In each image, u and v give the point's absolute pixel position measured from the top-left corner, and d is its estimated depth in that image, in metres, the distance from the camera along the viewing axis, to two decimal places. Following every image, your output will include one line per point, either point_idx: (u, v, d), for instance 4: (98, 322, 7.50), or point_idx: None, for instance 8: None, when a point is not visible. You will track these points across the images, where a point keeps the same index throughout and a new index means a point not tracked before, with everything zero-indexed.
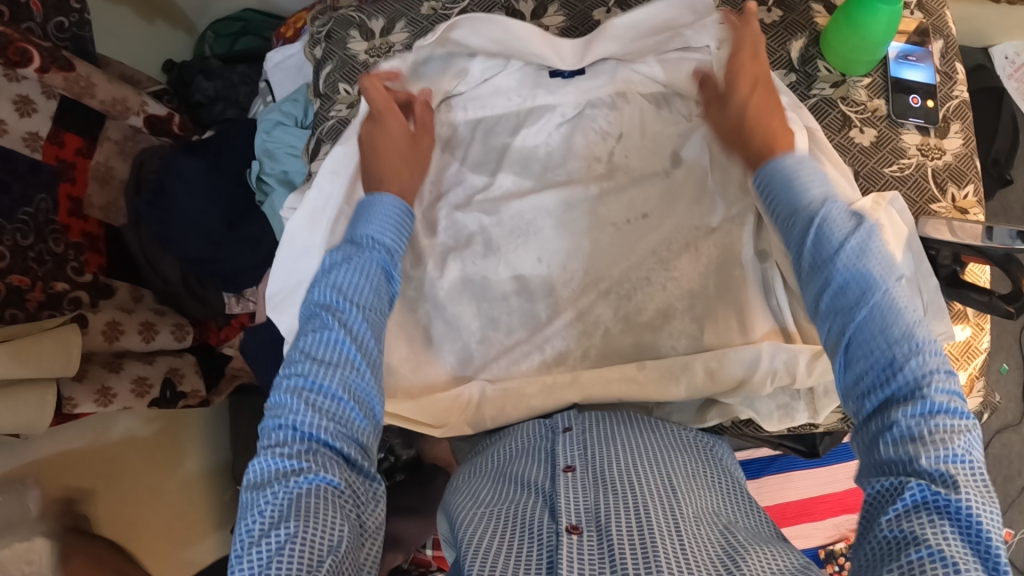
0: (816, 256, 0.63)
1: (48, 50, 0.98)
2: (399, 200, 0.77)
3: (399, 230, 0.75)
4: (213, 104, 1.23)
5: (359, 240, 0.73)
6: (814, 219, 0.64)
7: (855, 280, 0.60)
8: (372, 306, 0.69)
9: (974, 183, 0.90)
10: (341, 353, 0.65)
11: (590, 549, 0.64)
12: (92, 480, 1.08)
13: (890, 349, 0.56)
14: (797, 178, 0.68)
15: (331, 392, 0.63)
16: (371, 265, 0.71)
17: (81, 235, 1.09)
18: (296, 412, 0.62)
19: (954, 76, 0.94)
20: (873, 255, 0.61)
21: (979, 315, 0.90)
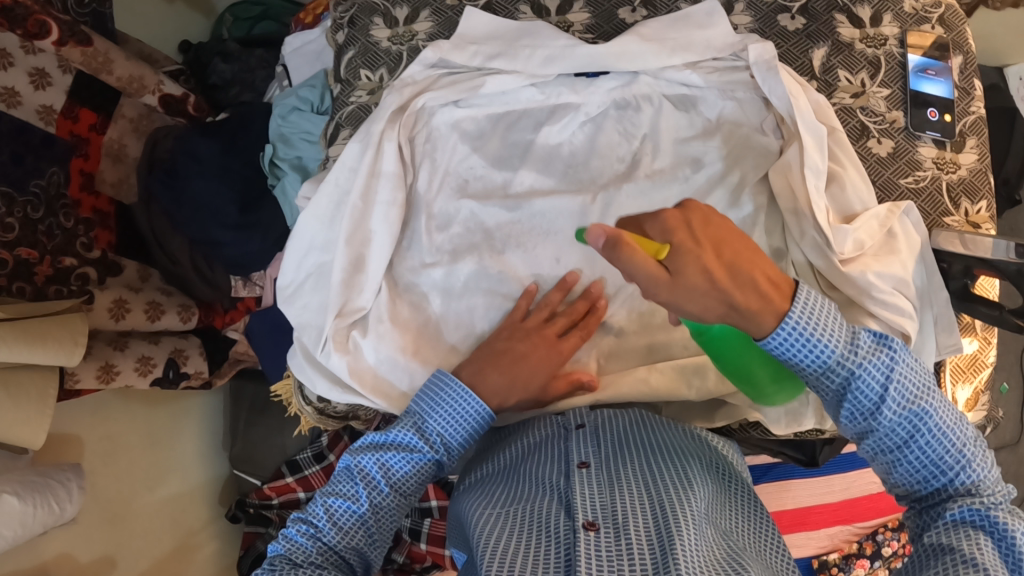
0: (836, 386, 0.64)
1: (67, 23, 0.96)
2: (479, 404, 0.77)
3: (465, 434, 0.77)
4: (229, 86, 1.22)
5: (423, 428, 0.76)
6: (857, 368, 0.63)
7: (908, 420, 0.63)
8: (406, 494, 0.75)
9: (986, 199, 0.91)
10: (355, 520, 0.73)
11: (607, 545, 0.65)
12: (93, 458, 1.08)
13: (919, 423, 0.63)
14: (806, 321, 0.62)
15: (341, 553, 0.72)
16: (420, 461, 0.75)
17: (91, 211, 1.08)
18: (304, 551, 0.70)
19: (972, 92, 0.94)
20: (915, 386, 0.63)
21: (987, 329, 0.90)
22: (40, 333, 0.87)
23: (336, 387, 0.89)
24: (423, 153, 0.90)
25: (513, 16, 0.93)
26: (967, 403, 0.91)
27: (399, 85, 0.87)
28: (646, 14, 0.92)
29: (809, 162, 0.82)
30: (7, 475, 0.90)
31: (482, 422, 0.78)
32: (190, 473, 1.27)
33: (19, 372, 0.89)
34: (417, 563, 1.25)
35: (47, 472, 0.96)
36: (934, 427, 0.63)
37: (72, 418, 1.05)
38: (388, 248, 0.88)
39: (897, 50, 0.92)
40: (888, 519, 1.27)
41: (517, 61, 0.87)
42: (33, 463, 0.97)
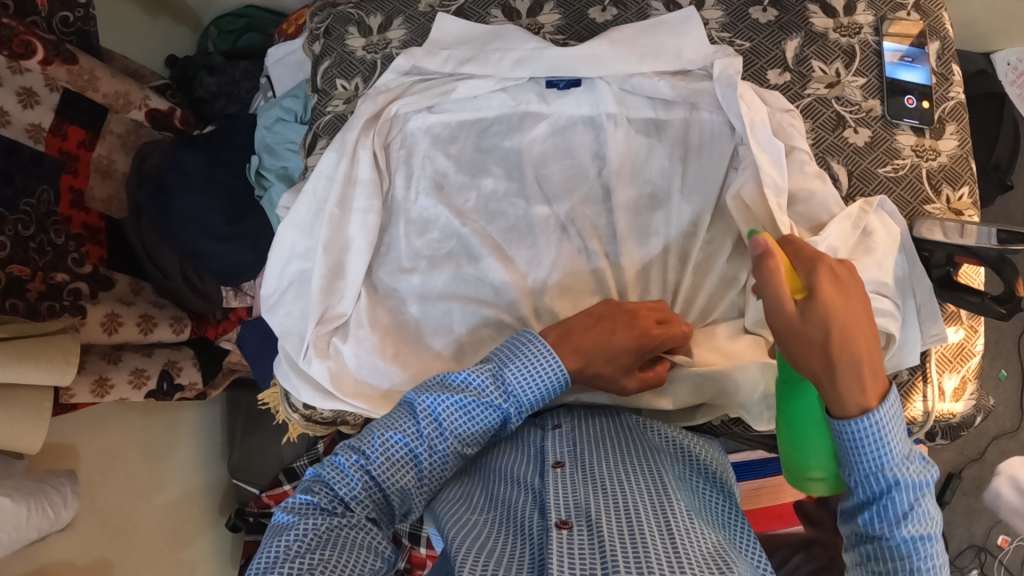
0: (868, 488, 0.59)
1: (52, 43, 0.99)
2: (560, 365, 0.72)
3: (540, 390, 0.72)
4: (215, 99, 1.24)
5: (500, 377, 0.71)
6: (897, 472, 0.58)
7: (917, 545, 0.57)
8: (467, 444, 0.71)
9: (968, 185, 0.90)
10: (407, 460, 0.69)
11: (580, 542, 0.65)
12: (91, 472, 1.09)
13: (924, 561, 0.57)
14: (883, 423, 0.58)
15: (385, 494, 0.69)
16: (487, 412, 0.70)
17: (82, 227, 1.10)
18: (348, 485, 0.68)
19: (951, 78, 0.93)
20: (932, 521, 0.59)
21: (973, 317, 0.89)
22: (35, 356, 0.89)
23: (320, 391, 0.90)
24: (399, 161, 0.91)
25: (484, 21, 0.93)
26: (955, 393, 0.89)
27: (373, 94, 0.88)
28: (616, 13, 0.92)
29: (768, 180, 0.82)
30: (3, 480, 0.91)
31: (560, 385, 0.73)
32: (188, 486, 1.28)
33: (15, 387, 0.90)
34: (417, 566, 1.27)
35: (43, 478, 0.97)
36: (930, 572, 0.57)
37: (70, 430, 1.07)
38: (366, 254, 0.89)
39: (872, 38, 0.92)
40: None
41: (488, 64, 0.88)
42: (29, 470, 0.98)
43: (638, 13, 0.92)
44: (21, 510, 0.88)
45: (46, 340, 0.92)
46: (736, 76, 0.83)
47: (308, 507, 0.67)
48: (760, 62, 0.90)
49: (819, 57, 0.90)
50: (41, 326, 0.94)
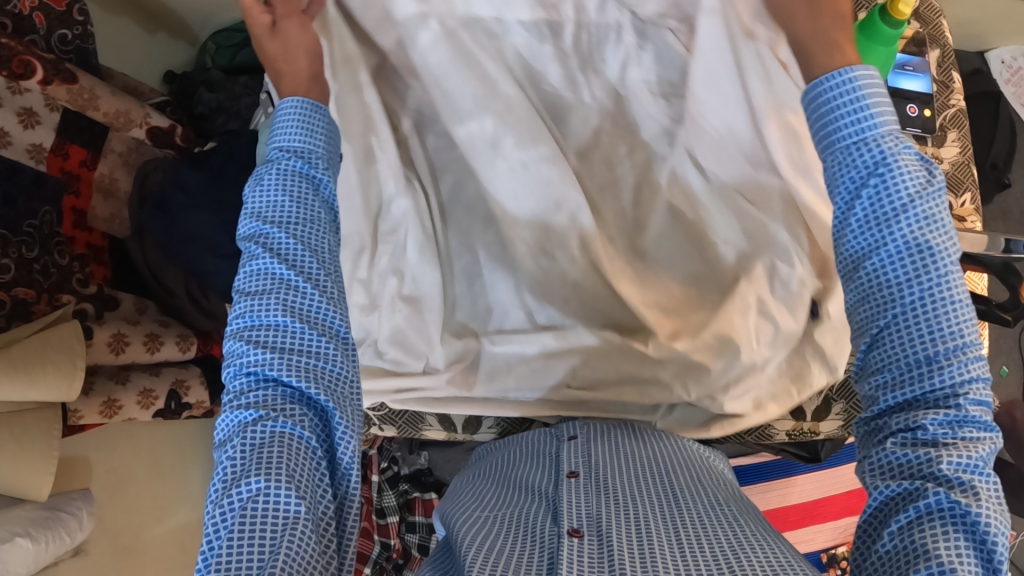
0: (853, 176, 0.58)
1: (51, 62, 0.98)
2: (302, 100, 0.71)
3: (309, 129, 0.71)
4: (216, 115, 1.21)
5: (271, 152, 0.71)
6: (883, 166, 0.57)
7: (913, 251, 0.55)
8: (305, 222, 0.69)
9: (971, 191, 0.92)
10: (273, 277, 0.66)
11: (590, 551, 0.66)
12: (101, 493, 1.11)
13: (936, 290, 0.55)
14: (861, 97, 0.58)
15: (278, 326, 0.65)
16: (287, 174, 0.69)
17: (85, 247, 1.10)
18: (246, 350, 0.65)
19: (952, 85, 0.94)
20: (938, 223, 0.56)
21: (977, 322, 0.91)
22: (40, 364, 0.89)
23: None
24: None
25: None
26: None
27: None
28: None
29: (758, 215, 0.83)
30: (15, 513, 0.93)
31: (325, 119, 0.72)
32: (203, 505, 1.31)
33: (26, 413, 0.92)
34: None
35: (56, 503, 1.00)
36: (948, 462, 0.53)
37: (84, 454, 1.09)
38: None
39: None
40: None
41: None
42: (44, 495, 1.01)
43: None
44: (38, 545, 0.92)
45: (47, 330, 0.93)
46: None
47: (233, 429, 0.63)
48: None
49: None
50: (42, 319, 0.95)
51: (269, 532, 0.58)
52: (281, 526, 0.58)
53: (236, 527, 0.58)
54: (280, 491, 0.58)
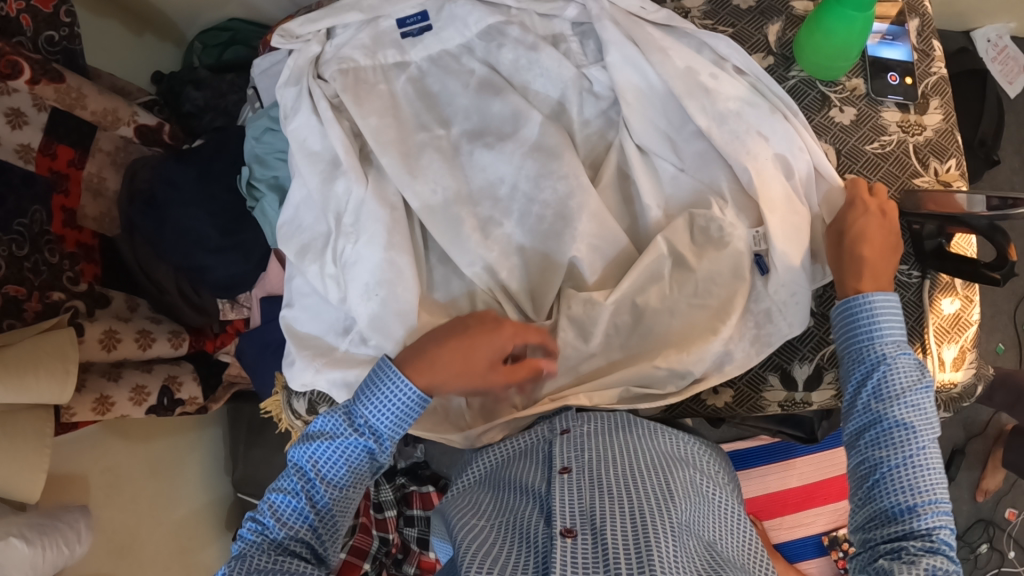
0: (866, 366, 0.76)
1: (38, 62, 0.98)
2: (410, 387, 0.78)
3: (396, 418, 0.79)
4: (203, 113, 1.22)
5: (355, 416, 0.80)
6: (889, 362, 0.74)
7: (901, 427, 0.72)
8: (344, 485, 0.81)
9: (955, 158, 0.91)
10: (322, 467, 0.81)
11: (583, 552, 0.71)
12: (98, 493, 1.11)
13: (916, 456, 0.71)
14: (880, 314, 0.76)
15: (317, 478, 0.81)
16: (363, 414, 0.79)
17: (76, 245, 1.10)
18: (296, 464, 0.82)
19: (932, 53, 0.95)
20: (922, 411, 0.73)
21: (967, 287, 0.90)
22: (33, 371, 0.89)
23: (316, 362, 0.94)
24: None
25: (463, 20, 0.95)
26: (954, 362, 0.90)
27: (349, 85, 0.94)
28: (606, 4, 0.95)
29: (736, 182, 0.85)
30: (13, 517, 0.92)
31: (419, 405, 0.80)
32: (198, 502, 1.31)
33: (19, 412, 0.92)
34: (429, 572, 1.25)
35: (56, 515, 0.99)
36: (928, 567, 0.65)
37: (77, 452, 1.08)
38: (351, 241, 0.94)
39: None
40: None
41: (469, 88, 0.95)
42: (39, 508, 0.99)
43: None
44: (35, 548, 0.91)
45: (40, 338, 0.93)
46: (709, 82, 0.87)
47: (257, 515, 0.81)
48: (742, 46, 0.93)
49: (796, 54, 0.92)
50: (34, 327, 0.95)
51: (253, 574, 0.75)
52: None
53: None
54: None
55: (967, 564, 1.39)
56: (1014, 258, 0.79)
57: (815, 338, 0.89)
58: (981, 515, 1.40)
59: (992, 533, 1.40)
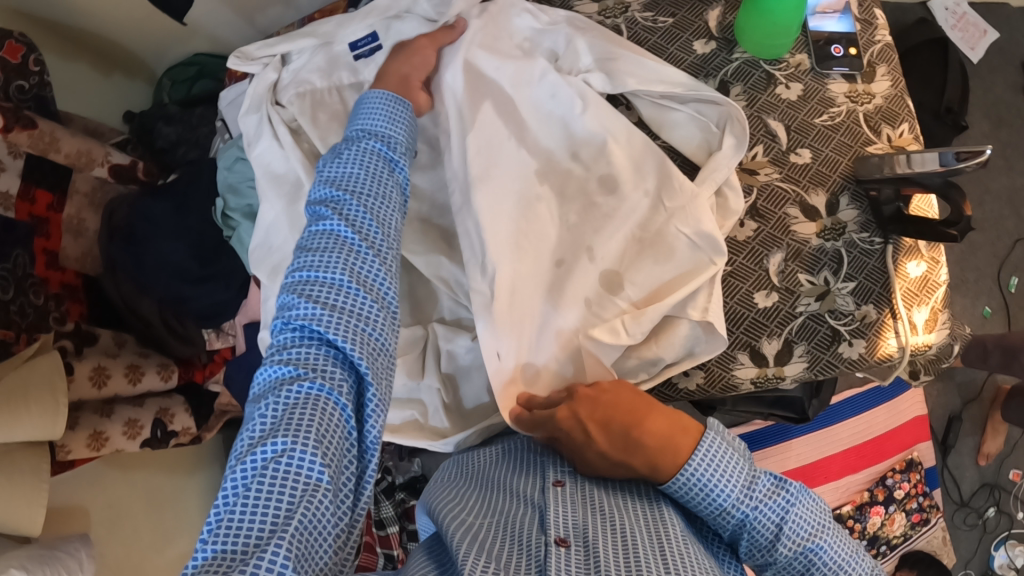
0: (733, 530, 0.69)
1: (11, 110, 1.01)
2: (391, 94, 0.79)
3: (393, 118, 0.77)
4: (176, 147, 1.27)
5: (363, 133, 0.76)
6: (752, 513, 0.68)
7: (800, 554, 0.68)
8: (378, 207, 0.72)
9: (908, 122, 0.92)
10: (342, 237, 0.68)
11: (577, 561, 0.66)
12: (100, 527, 1.12)
13: (831, 563, 0.68)
14: (698, 479, 0.69)
15: (346, 236, 0.68)
16: (365, 151, 0.74)
17: (60, 286, 1.12)
18: (319, 230, 0.69)
19: (875, 22, 0.96)
20: (807, 523, 0.68)
21: (932, 249, 0.90)
22: (23, 402, 0.91)
23: None
24: None
25: None
26: (926, 324, 0.89)
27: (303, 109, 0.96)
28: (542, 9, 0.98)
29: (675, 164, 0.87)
30: (13, 551, 0.93)
31: (405, 108, 0.79)
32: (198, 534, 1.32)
33: (15, 451, 0.93)
34: None
35: (55, 545, 1.00)
36: None
37: (76, 487, 1.10)
38: None
39: None
40: (895, 462, 1.29)
41: None
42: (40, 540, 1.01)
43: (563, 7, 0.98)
44: None
45: (27, 364, 0.95)
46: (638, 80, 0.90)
47: (285, 356, 0.64)
48: (685, 34, 0.95)
49: (740, 43, 0.94)
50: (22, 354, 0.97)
51: (291, 494, 0.57)
52: (301, 491, 0.58)
53: (261, 480, 0.57)
54: (308, 453, 0.58)
55: (977, 530, 1.42)
56: (969, 213, 0.79)
57: (781, 313, 0.88)
58: (986, 480, 1.43)
59: (999, 496, 1.42)
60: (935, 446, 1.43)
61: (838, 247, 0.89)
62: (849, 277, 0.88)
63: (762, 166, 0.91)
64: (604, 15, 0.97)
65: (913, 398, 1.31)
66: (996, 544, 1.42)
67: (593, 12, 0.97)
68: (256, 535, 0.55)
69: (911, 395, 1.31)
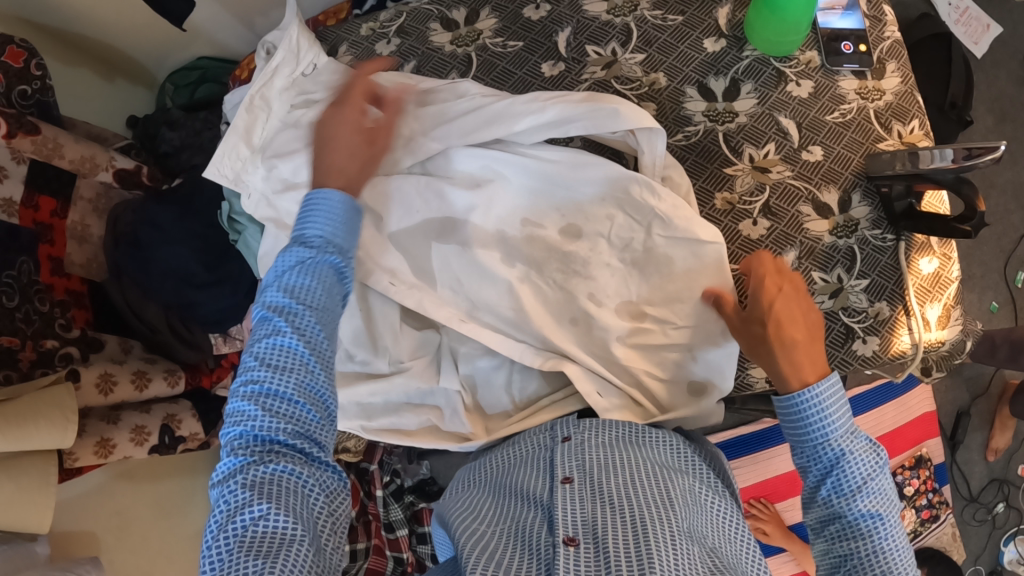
0: (821, 463, 0.69)
1: (14, 116, 1.00)
2: (344, 197, 0.73)
3: (345, 227, 0.72)
4: (180, 152, 1.24)
5: (304, 238, 0.71)
6: (848, 458, 0.68)
7: (868, 517, 0.67)
8: (327, 313, 0.69)
9: (918, 118, 0.92)
10: (294, 355, 0.65)
11: (586, 561, 0.67)
12: (108, 538, 1.13)
13: (887, 545, 0.67)
14: (823, 403, 0.68)
15: (300, 353, 0.65)
16: (320, 266, 0.69)
17: (65, 293, 1.11)
18: (269, 344, 0.65)
19: (884, 18, 0.96)
20: (885, 493, 0.68)
21: (943, 245, 0.90)
22: (32, 419, 0.89)
23: None
24: None
25: (424, 36, 0.99)
26: (939, 321, 0.89)
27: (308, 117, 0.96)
28: (549, 8, 0.98)
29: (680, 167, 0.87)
30: None
31: (355, 210, 0.74)
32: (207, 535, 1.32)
33: (20, 458, 0.92)
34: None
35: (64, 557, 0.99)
36: None
37: (83, 500, 1.11)
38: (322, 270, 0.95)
39: None
40: (905, 458, 1.29)
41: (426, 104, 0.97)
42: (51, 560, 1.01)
43: (571, 6, 0.97)
44: None
45: (40, 391, 0.94)
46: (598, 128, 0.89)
47: (236, 450, 0.63)
48: (694, 33, 0.95)
49: (749, 42, 0.94)
50: (33, 382, 0.96)
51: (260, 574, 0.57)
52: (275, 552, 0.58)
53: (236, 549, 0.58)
54: (276, 523, 0.60)
55: (987, 526, 1.43)
56: (983, 208, 0.79)
57: None
58: (995, 475, 1.43)
59: (1007, 491, 1.43)
60: (944, 442, 1.43)
61: (851, 245, 0.89)
62: (863, 275, 0.88)
63: (773, 165, 0.91)
64: (613, 14, 0.96)
65: (922, 394, 1.31)
66: (1005, 540, 1.42)
67: (602, 11, 0.97)
68: None
69: (920, 391, 1.31)
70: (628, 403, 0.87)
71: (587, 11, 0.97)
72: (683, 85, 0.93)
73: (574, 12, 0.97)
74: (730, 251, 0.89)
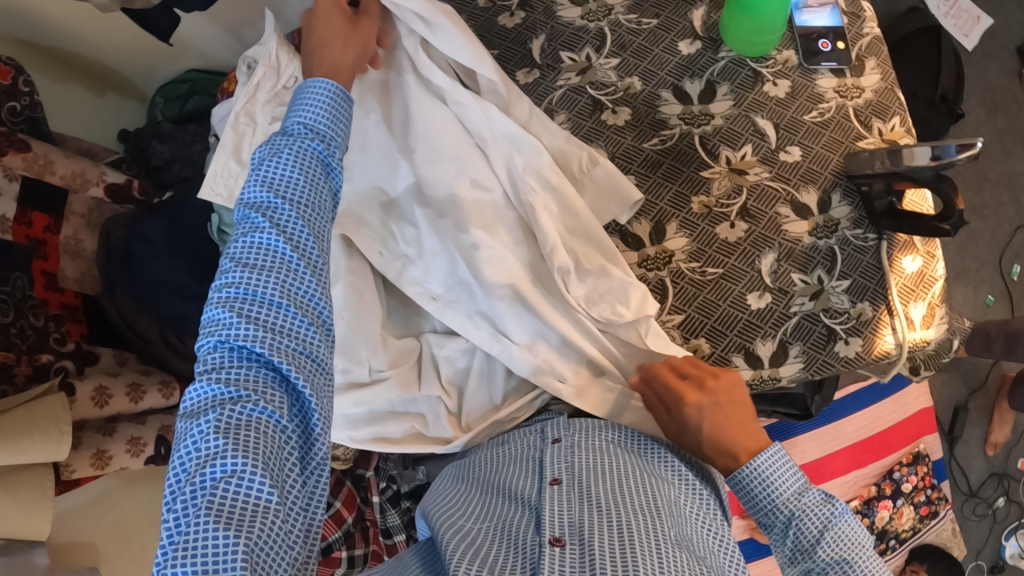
0: (777, 528, 0.70)
1: (4, 134, 1.03)
2: (337, 86, 0.71)
3: (336, 116, 0.70)
4: (170, 164, 1.27)
5: (293, 126, 0.69)
6: (798, 513, 0.69)
7: (835, 564, 0.66)
8: (311, 209, 0.67)
9: (899, 115, 0.91)
10: (275, 255, 0.64)
11: (572, 560, 0.65)
12: (106, 547, 1.15)
13: None
14: (763, 471, 0.70)
15: (280, 250, 0.64)
16: (303, 153, 0.68)
17: (60, 307, 1.13)
18: (252, 243, 0.64)
19: (863, 15, 0.96)
20: (849, 538, 0.67)
21: (927, 243, 0.89)
22: (27, 433, 0.91)
23: None
24: None
25: None
26: (924, 320, 0.88)
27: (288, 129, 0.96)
28: (524, 15, 0.97)
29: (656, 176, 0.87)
30: None
31: (348, 106, 0.72)
32: None
33: (18, 472, 0.93)
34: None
35: None
36: None
37: (82, 509, 1.12)
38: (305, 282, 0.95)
39: None
40: (901, 455, 1.28)
41: None
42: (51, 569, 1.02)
43: (546, 11, 0.97)
44: None
45: (32, 402, 0.95)
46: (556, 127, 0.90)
47: (215, 374, 0.61)
48: (669, 35, 0.94)
49: (726, 43, 0.93)
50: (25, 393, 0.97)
51: (235, 518, 0.54)
52: (250, 514, 0.55)
53: (208, 504, 0.54)
54: (256, 475, 0.56)
55: (987, 520, 1.41)
56: (961, 206, 0.78)
57: (775, 314, 0.87)
58: (995, 469, 1.42)
59: (1007, 485, 1.41)
60: (942, 437, 1.41)
61: (831, 245, 0.88)
62: (844, 275, 0.87)
63: (752, 166, 0.90)
64: (587, 19, 0.96)
65: (918, 390, 1.30)
66: (1006, 534, 1.40)
67: (576, 16, 0.96)
68: (213, 552, 0.52)
69: (917, 387, 1.30)
70: (609, 410, 0.87)
71: (560, 17, 0.97)
72: (658, 89, 0.93)
73: (548, 18, 0.97)
74: (708, 255, 0.89)
